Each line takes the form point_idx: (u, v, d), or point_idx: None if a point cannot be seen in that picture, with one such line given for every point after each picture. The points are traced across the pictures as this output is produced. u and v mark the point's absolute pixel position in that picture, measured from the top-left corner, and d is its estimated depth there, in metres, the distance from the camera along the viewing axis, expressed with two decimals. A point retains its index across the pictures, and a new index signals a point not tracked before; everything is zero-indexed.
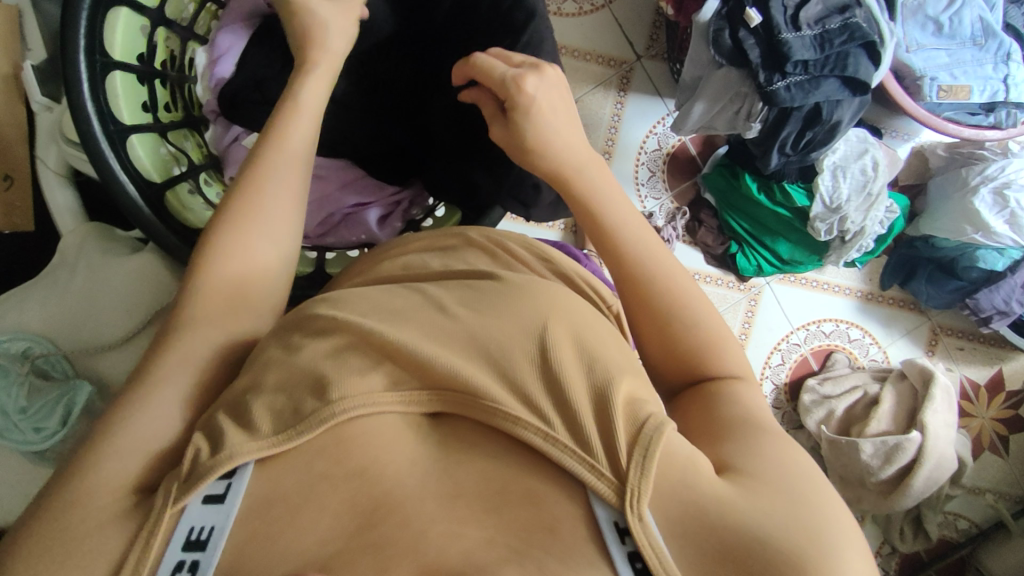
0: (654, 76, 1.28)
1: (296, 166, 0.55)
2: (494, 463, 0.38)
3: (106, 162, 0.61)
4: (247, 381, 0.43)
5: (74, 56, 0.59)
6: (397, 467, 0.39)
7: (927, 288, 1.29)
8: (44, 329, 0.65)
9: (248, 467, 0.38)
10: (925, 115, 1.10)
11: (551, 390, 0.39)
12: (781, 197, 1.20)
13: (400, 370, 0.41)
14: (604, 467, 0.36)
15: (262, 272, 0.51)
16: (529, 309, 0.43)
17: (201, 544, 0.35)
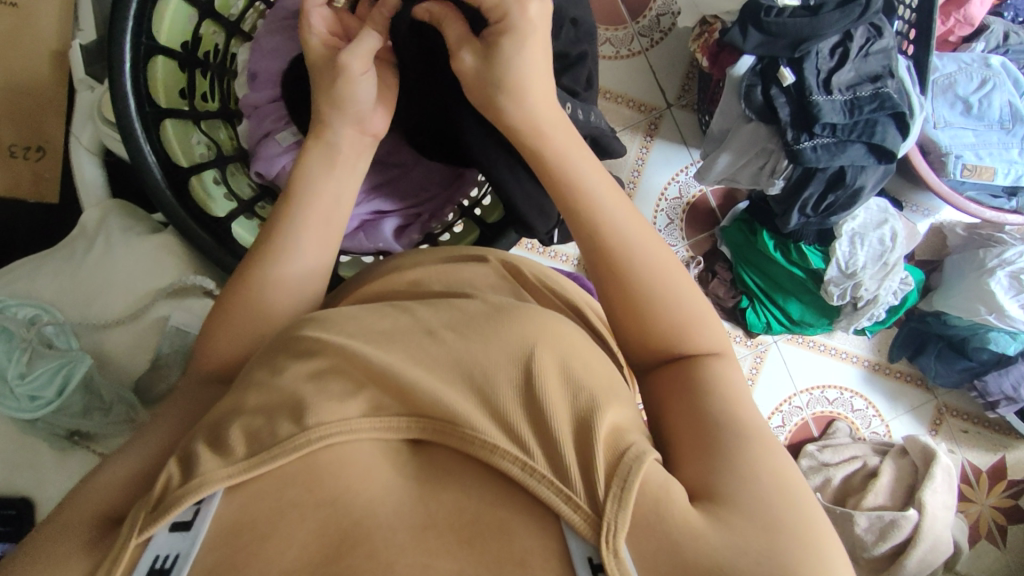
0: (682, 126, 1.30)
1: (334, 174, 0.55)
2: (465, 495, 0.36)
3: (139, 147, 0.63)
4: (229, 406, 0.41)
5: (119, 38, 0.61)
6: (371, 495, 0.36)
7: (936, 365, 1.28)
8: (54, 299, 0.64)
9: (216, 496, 0.36)
10: (947, 191, 1.11)
11: (532, 419, 0.37)
12: (798, 256, 1.20)
13: (383, 396, 0.40)
14: (581, 499, 0.34)
15: (296, 273, 0.52)
16: (518, 330, 0.41)
17: (164, 572, 0.33)
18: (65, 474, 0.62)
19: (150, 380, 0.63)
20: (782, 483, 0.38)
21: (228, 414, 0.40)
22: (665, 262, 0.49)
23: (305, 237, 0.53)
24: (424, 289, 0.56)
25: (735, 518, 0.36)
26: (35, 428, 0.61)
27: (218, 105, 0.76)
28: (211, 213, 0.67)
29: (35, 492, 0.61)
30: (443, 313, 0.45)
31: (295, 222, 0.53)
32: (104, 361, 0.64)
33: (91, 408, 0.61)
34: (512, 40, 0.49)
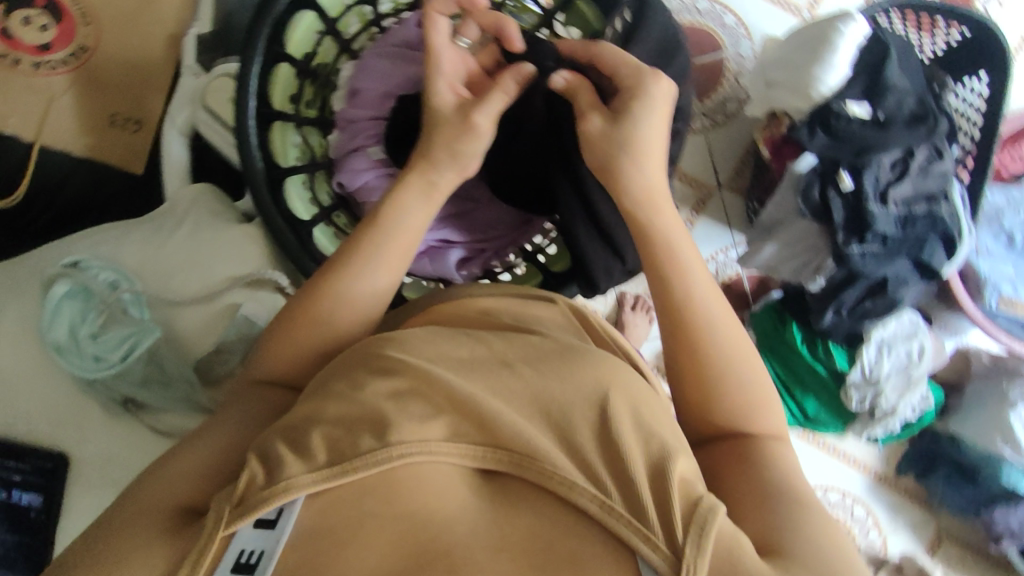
0: (729, 208, 1.34)
1: (431, 197, 0.57)
2: (539, 521, 0.36)
3: (247, 140, 0.67)
4: (308, 410, 0.40)
5: (256, 41, 0.67)
6: (447, 513, 0.36)
7: (944, 487, 1.27)
8: (135, 268, 0.67)
9: (299, 501, 0.36)
10: (981, 318, 1.13)
11: (609, 460, 0.38)
12: (823, 354, 1.21)
13: (462, 423, 0.40)
14: (660, 539, 0.35)
15: (365, 294, 0.53)
16: (591, 375, 0.41)
17: (249, 568, 0.34)
18: (111, 438, 0.63)
19: (213, 361, 0.65)
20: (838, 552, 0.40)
21: (308, 420, 0.40)
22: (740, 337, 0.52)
23: (383, 258, 0.54)
24: (495, 319, 0.56)
25: (795, 567, 0.38)
26: (93, 389, 0.62)
27: (317, 113, 0.79)
28: (300, 215, 0.70)
29: (77, 450, 0.62)
30: (518, 346, 0.44)
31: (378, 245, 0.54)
32: (174, 336, 0.66)
33: (150, 379, 0.62)
34: (642, 105, 0.55)
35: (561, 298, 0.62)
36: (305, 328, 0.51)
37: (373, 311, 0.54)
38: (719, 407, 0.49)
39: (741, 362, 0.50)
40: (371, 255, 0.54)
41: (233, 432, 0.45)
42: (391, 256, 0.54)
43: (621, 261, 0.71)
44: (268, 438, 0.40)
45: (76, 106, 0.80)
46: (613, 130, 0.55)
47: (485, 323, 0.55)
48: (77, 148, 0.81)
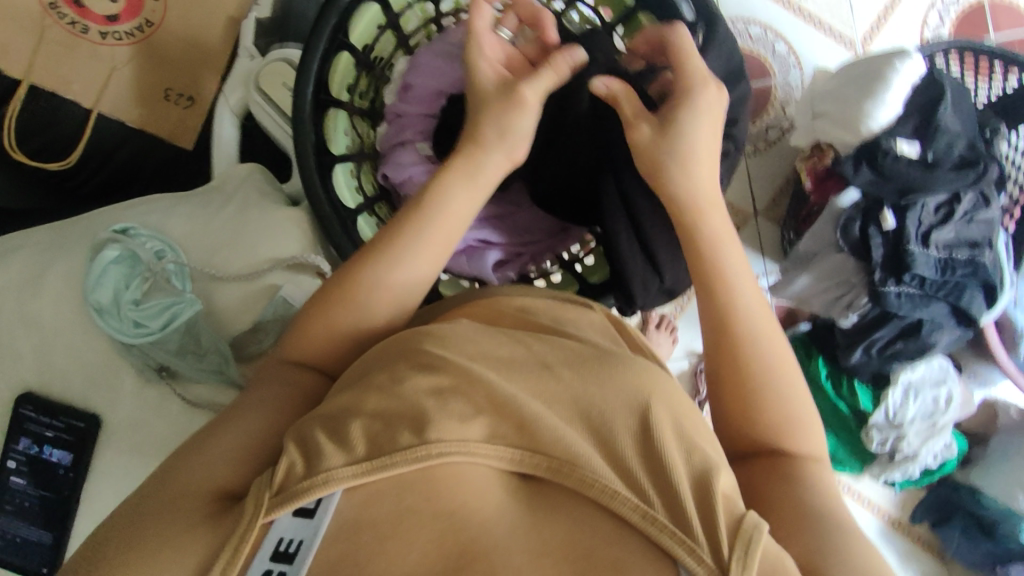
0: (764, 237, 1.32)
1: (468, 181, 0.57)
2: (578, 527, 0.35)
3: (303, 124, 0.67)
4: (347, 401, 0.41)
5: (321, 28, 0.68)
6: (486, 514, 0.36)
7: (959, 539, 1.25)
8: (181, 241, 0.68)
9: (335, 497, 0.35)
10: (1013, 372, 1.12)
11: (654, 474, 0.37)
12: (847, 391, 1.20)
13: (500, 423, 0.39)
14: (706, 553, 0.34)
15: (403, 281, 0.54)
16: (631, 378, 0.41)
17: (289, 557, 0.34)
18: (139, 403, 0.64)
19: (248, 339, 0.65)
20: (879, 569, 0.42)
21: (344, 411, 0.40)
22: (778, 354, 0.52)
23: (424, 247, 0.54)
24: (532, 318, 0.55)
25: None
26: (129, 354, 0.63)
27: (368, 105, 0.81)
28: (345, 202, 0.71)
29: (107, 412, 0.64)
30: (558, 350, 0.44)
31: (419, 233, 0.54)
32: (212, 311, 0.66)
33: (186, 349, 0.63)
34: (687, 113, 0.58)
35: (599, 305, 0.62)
36: (342, 310, 0.52)
37: (410, 297, 0.54)
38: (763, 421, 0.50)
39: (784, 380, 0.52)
40: (411, 241, 0.54)
41: (268, 420, 0.45)
42: (429, 244, 0.55)
43: (660, 277, 0.71)
44: (306, 428, 0.40)
45: (133, 79, 0.82)
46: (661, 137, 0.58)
47: (525, 321, 0.55)
48: (130, 117, 0.83)
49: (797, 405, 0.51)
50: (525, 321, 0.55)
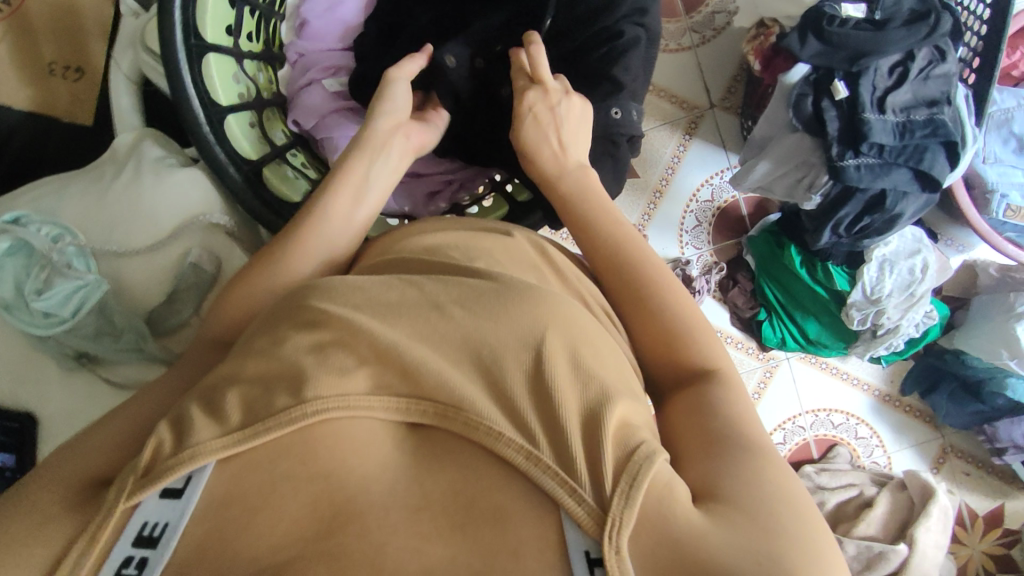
0: (722, 127, 1.27)
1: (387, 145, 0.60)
2: (462, 475, 0.36)
3: (181, 81, 0.63)
4: (225, 370, 0.41)
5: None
6: (365, 471, 0.36)
7: (946, 405, 1.25)
8: (76, 222, 0.66)
9: (207, 469, 0.36)
10: (986, 230, 1.07)
11: (539, 405, 0.37)
12: (823, 275, 1.17)
13: (386, 372, 0.39)
14: (586, 493, 0.33)
15: (318, 240, 0.53)
16: (530, 311, 0.41)
17: (151, 542, 0.34)
18: (69, 392, 0.63)
19: (163, 314, 0.66)
20: (782, 487, 0.38)
21: (225, 379, 0.40)
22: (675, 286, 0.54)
23: (343, 194, 0.55)
24: (444, 253, 0.55)
25: (734, 513, 0.36)
26: (45, 345, 0.62)
27: (262, 46, 0.75)
28: (245, 155, 0.67)
29: (40, 408, 0.63)
30: (454, 288, 0.44)
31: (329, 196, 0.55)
32: (122, 288, 0.65)
33: (102, 332, 0.62)
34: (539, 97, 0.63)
35: (520, 228, 0.62)
36: (260, 273, 0.52)
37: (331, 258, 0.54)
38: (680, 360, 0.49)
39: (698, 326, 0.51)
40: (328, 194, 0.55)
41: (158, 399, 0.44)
42: (345, 199, 0.55)
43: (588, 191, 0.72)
44: (183, 405, 0.40)
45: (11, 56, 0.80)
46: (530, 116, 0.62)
47: (433, 261, 0.54)
48: (21, 101, 0.80)
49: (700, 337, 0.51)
50: (432, 264, 0.53)
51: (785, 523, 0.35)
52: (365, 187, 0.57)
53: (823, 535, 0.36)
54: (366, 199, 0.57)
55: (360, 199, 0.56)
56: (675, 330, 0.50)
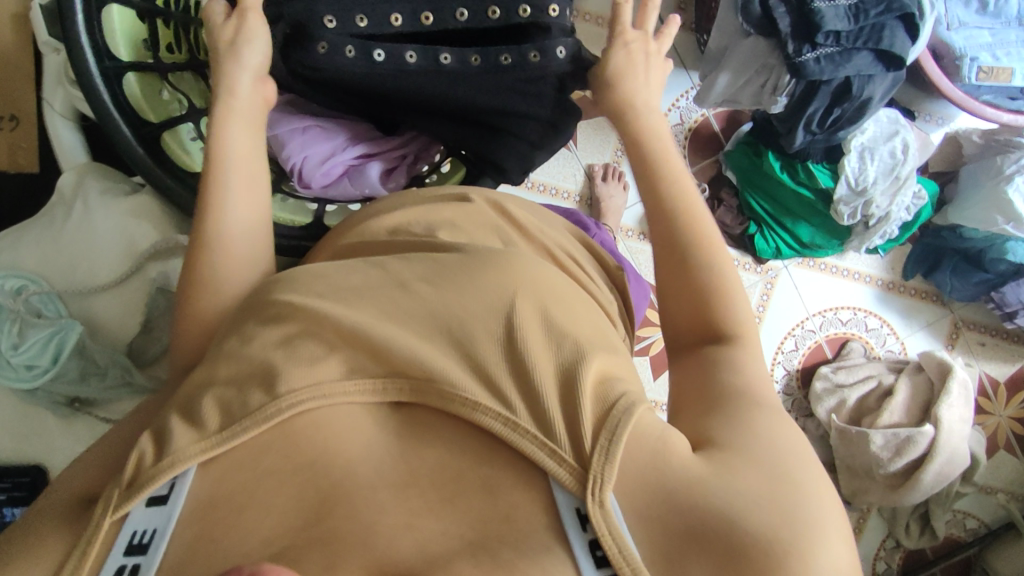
0: (679, 47, 1.22)
1: (254, 126, 0.58)
2: (448, 451, 0.40)
3: (101, 101, 0.65)
4: (201, 378, 0.43)
5: (72, 18, 0.63)
6: (350, 456, 0.40)
7: (952, 279, 1.24)
8: (38, 269, 0.69)
9: (190, 472, 0.38)
10: (960, 97, 1.06)
11: (517, 381, 0.40)
12: (805, 176, 1.15)
13: (358, 355, 0.42)
14: (565, 453, 0.37)
15: (239, 236, 0.54)
16: (494, 277, 0.45)
17: (142, 548, 0.36)
18: (72, 438, 0.66)
19: (144, 344, 0.68)
20: (795, 442, 0.42)
21: (201, 386, 0.43)
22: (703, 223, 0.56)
23: (242, 200, 0.55)
24: (408, 232, 0.56)
25: (730, 457, 0.40)
26: (35, 396, 0.64)
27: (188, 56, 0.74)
28: (188, 168, 0.70)
29: (47, 459, 0.65)
30: (417, 266, 0.48)
31: (221, 179, 0.55)
32: (96, 327, 0.68)
33: (87, 373, 0.64)
34: None
35: (479, 190, 0.62)
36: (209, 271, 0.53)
37: (254, 248, 0.55)
38: (701, 307, 0.52)
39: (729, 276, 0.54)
40: (226, 178, 0.55)
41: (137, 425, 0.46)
42: (243, 179, 0.56)
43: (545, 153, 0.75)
44: (163, 418, 0.42)
45: None
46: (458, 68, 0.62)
47: (393, 245, 0.54)
48: None
49: (725, 286, 0.53)
50: (396, 245, 0.54)
51: (794, 470, 0.39)
52: (256, 165, 0.57)
53: (825, 482, 0.40)
54: (258, 185, 0.57)
55: (254, 177, 0.57)
56: (713, 284, 0.52)
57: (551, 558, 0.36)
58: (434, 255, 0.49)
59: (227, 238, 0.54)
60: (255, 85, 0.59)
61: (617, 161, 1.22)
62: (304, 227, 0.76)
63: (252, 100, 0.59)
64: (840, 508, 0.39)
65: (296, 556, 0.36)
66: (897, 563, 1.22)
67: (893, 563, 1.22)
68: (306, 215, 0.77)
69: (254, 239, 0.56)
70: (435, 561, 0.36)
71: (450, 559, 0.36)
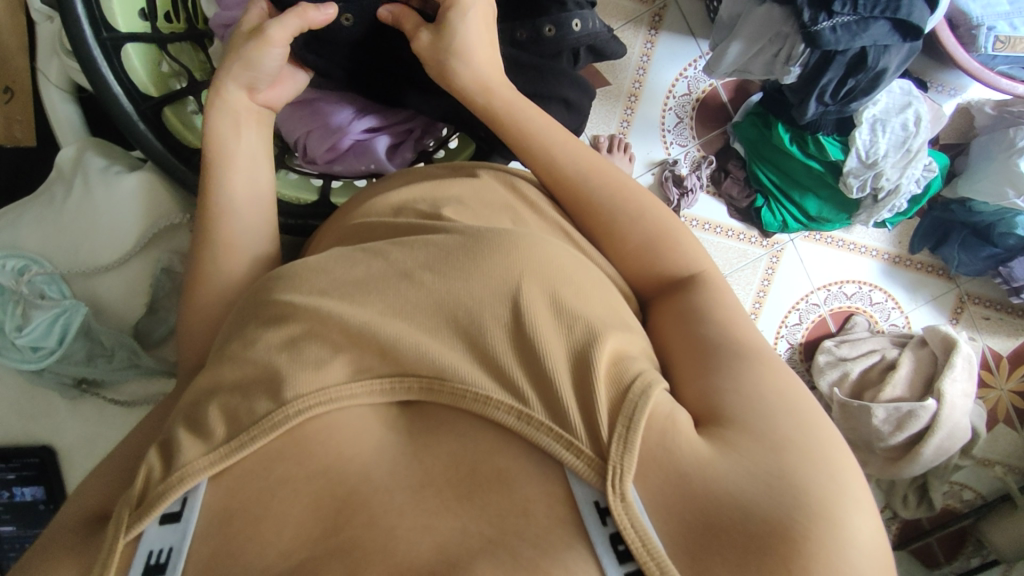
0: (689, 14, 1.20)
1: (251, 119, 0.60)
2: (461, 445, 0.40)
3: (102, 77, 0.63)
4: (205, 386, 0.44)
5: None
6: (362, 460, 0.41)
7: (959, 254, 1.22)
8: (40, 249, 0.68)
9: (202, 486, 0.40)
10: (978, 68, 1.02)
11: (534, 381, 0.40)
12: (815, 148, 1.12)
13: (364, 356, 0.43)
14: (585, 445, 0.37)
15: (240, 228, 0.57)
16: (501, 263, 0.44)
17: (161, 568, 0.38)
18: (79, 418, 0.68)
19: (149, 325, 0.70)
20: (801, 408, 0.42)
21: (207, 393, 0.44)
22: (607, 167, 0.58)
23: (235, 177, 0.57)
24: (411, 211, 0.55)
25: (739, 437, 0.39)
26: (43, 377, 0.65)
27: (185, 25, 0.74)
28: (190, 144, 0.68)
29: (55, 439, 0.68)
30: (419, 253, 0.47)
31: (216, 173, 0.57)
32: (102, 308, 0.68)
33: (94, 355, 0.66)
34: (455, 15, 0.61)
35: (483, 164, 0.61)
36: (217, 270, 0.56)
37: (253, 234, 0.58)
38: (664, 269, 0.54)
39: (683, 236, 0.56)
40: (221, 181, 0.57)
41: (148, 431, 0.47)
42: (239, 180, 0.58)
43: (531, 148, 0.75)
44: (169, 429, 0.43)
45: None
46: (434, 41, 0.62)
47: (399, 225, 0.53)
48: None
49: (664, 229, 0.55)
50: (397, 226, 0.53)
51: (807, 447, 0.39)
52: (257, 166, 0.59)
53: (849, 464, 0.40)
54: (255, 173, 0.59)
55: (254, 173, 0.59)
56: (662, 233, 0.55)
57: (573, 555, 0.35)
58: (433, 239, 0.48)
59: (222, 213, 0.56)
60: (246, 91, 0.60)
61: (623, 133, 1.20)
62: (309, 205, 0.74)
63: (236, 98, 0.59)
64: (853, 474, 0.39)
65: (316, 568, 0.36)
66: (892, 532, 1.25)
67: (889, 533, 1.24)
68: (310, 192, 0.75)
69: (257, 220, 0.58)
70: (455, 561, 0.36)
71: (471, 558, 0.36)
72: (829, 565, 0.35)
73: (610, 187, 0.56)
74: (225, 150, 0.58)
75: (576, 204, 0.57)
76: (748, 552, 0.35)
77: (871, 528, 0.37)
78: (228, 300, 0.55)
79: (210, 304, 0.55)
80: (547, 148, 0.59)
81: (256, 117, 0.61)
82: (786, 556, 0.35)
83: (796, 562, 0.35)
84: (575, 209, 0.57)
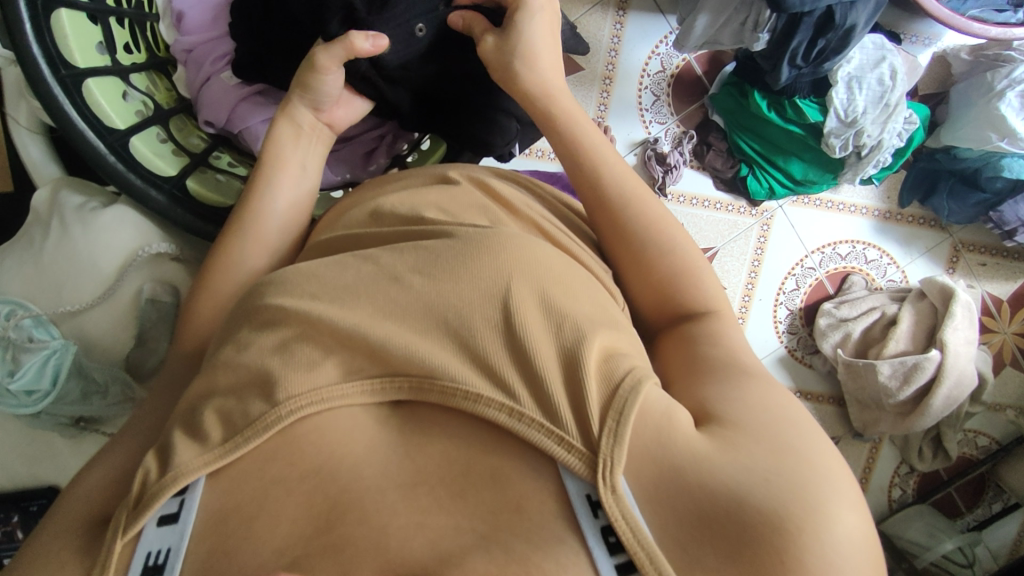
0: None
1: (297, 136, 0.64)
2: (453, 444, 0.40)
3: (67, 115, 0.62)
4: (196, 397, 0.44)
5: (26, 44, 0.59)
6: (355, 457, 0.41)
7: (948, 203, 1.21)
8: (25, 294, 0.69)
9: (199, 484, 0.40)
10: (947, 14, 1.00)
11: (520, 366, 0.41)
12: (793, 113, 1.10)
13: (356, 357, 0.43)
14: (575, 441, 0.37)
15: (254, 245, 0.58)
16: (487, 265, 0.44)
17: (159, 568, 0.38)
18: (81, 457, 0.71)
19: (140, 356, 0.70)
20: (795, 411, 0.42)
21: (202, 397, 0.44)
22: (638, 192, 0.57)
23: (283, 185, 0.61)
24: (388, 216, 0.55)
25: (738, 437, 0.39)
26: (40, 420, 0.67)
27: (148, 54, 0.77)
28: (164, 173, 0.69)
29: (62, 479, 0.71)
30: (409, 256, 0.47)
31: (268, 173, 0.61)
32: (90, 345, 0.69)
33: (89, 392, 0.67)
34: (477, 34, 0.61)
35: (455, 166, 0.61)
36: (204, 296, 0.56)
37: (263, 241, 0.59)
38: (679, 303, 0.53)
39: (706, 275, 0.55)
40: (269, 184, 0.60)
41: (143, 447, 0.47)
42: (285, 184, 0.61)
43: (513, 118, 0.73)
44: (167, 433, 0.43)
45: None
46: None
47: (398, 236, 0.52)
48: None
49: (691, 269, 0.54)
50: (384, 236, 0.53)
51: (800, 446, 0.39)
52: (305, 172, 0.63)
53: (836, 460, 0.40)
54: (301, 186, 0.63)
55: (299, 180, 0.62)
56: (688, 271, 0.54)
57: (563, 549, 0.36)
58: (427, 243, 0.48)
59: (261, 218, 0.59)
60: (311, 111, 0.64)
61: (601, 116, 1.20)
62: None
63: (303, 118, 0.64)
64: (845, 475, 0.39)
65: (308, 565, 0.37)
66: (911, 487, 1.25)
67: (908, 488, 1.25)
68: None
69: (274, 230, 0.59)
70: (447, 556, 0.36)
71: (461, 554, 0.36)
72: (823, 556, 0.35)
73: (630, 199, 0.56)
74: (279, 157, 0.62)
75: (610, 226, 0.56)
76: (736, 536, 0.35)
77: (862, 524, 0.37)
78: (212, 318, 0.56)
79: (201, 323, 0.56)
80: (575, 144, 0.60)
81: (320, 135, 0.66)
82: (779, 550, 0.35)
83: (791, 553, 0.34)
84: (606, 230, 0.56)
